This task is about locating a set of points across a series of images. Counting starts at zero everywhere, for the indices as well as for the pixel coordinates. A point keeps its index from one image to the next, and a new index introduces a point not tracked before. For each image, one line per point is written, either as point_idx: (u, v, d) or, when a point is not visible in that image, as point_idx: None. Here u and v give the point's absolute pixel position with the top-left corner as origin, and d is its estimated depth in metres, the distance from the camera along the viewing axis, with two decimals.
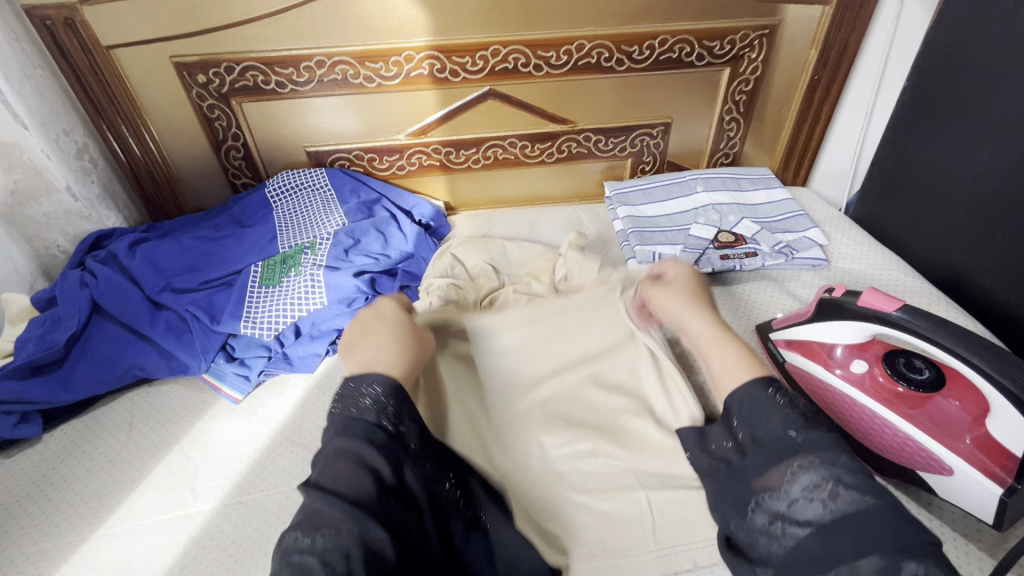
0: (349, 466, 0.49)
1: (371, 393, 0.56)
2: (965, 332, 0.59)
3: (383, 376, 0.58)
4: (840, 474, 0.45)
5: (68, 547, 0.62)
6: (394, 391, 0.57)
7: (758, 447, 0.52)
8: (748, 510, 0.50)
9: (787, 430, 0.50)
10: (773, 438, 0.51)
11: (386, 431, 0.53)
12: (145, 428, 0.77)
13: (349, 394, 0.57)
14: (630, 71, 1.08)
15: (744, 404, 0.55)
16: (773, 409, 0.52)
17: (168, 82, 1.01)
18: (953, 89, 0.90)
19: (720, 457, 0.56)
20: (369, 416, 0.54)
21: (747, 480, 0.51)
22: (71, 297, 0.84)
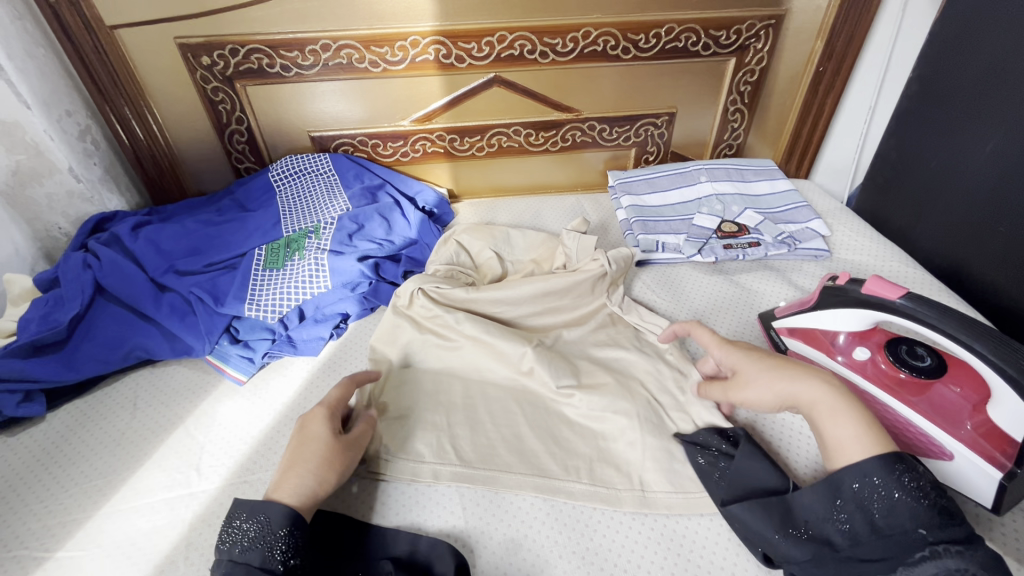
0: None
1: (261, 527, 0.52)
2: (968, 319, 0.59)
3: (279, 503, 0.53)
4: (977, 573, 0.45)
5: (73, 524, 0.63)
6: (292, 521, 0.52)
7: (880, 538, 0.49)
8: None
9: (915, 526, 0.49)
10: (900, 529, 0.49)
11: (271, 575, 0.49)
12: (149, 408, 0.77)
13: (237, 525, 0.53)
14: (636, 59, 1.08)
15: (857, 484, 0.52)
16: (900, 497, 0.50)
17: (172, 64, 1.00)
18: (958, 81, 0.90)
19: (811, 519, 0.52)
20: (254, 557, 0.50)
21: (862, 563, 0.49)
22: (74, 278, 0.84)
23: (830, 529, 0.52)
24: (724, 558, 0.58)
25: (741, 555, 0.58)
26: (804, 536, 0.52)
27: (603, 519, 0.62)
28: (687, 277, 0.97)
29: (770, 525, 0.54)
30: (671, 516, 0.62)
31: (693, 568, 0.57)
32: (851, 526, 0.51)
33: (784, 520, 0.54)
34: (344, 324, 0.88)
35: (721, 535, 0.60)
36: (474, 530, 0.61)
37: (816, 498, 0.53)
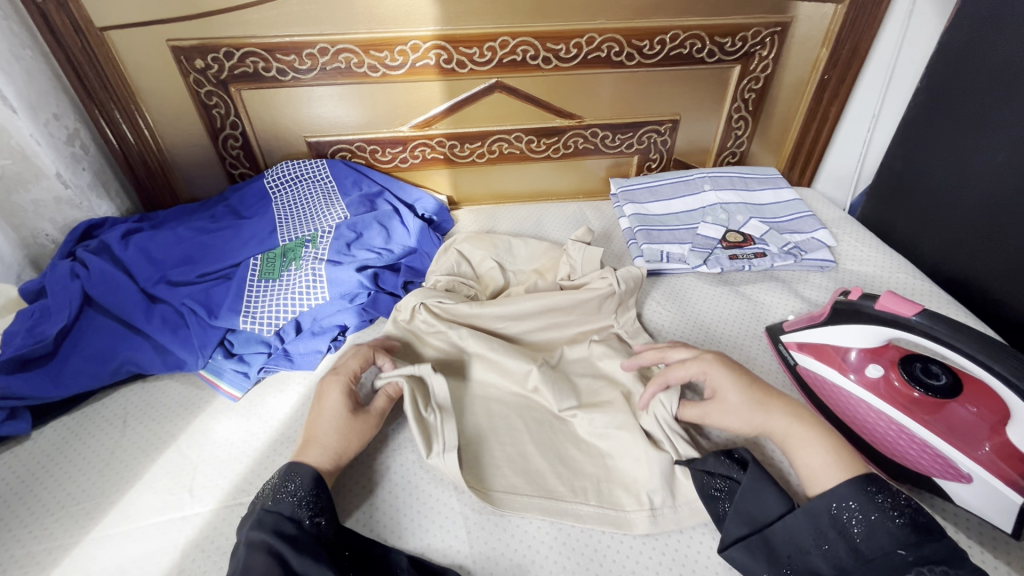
0: (265, 557, 0.50)
1: (288, 485, 0.57)
2: (986, 339, 0.58)
3: (308, 466, 0.58)
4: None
5: (59, 550, 0.60)
6: (314, 483, 0.57)
7: (862, 563, 0.50)
8: None
9: (895, 547, 0.49)
10: (880, 551, 0.50)
11: (298, 524, 0.54)
12: (139, 426, 0.74)
13: (273, 480, 0.58)
14: (639, 66, 1.06)
15: (835, 510, 0.54)
16: (880, 520, 0.51)
17: (165, 66, 0.97)
18: (967, 91, 0.89)
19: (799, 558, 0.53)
20: (284, 509, 0.55)
21: None
22: (61, 289, 0.81)
23: (814, 558, 0.52)
24: None
25: None
26: (791, 570, 0.52)
27: (613, 543, 0.60)
28: (691, 288, 0.95)
29: (761, 564, 0.53)
30: (682, 540, 0.60)
31: None
32: (836, 554, 0.52)
33: (772, 557, 0.54)
34: (342, 336, 0.86)
35: None
36: (479, 556, 0.59)
37: (797, 528, 0.54)
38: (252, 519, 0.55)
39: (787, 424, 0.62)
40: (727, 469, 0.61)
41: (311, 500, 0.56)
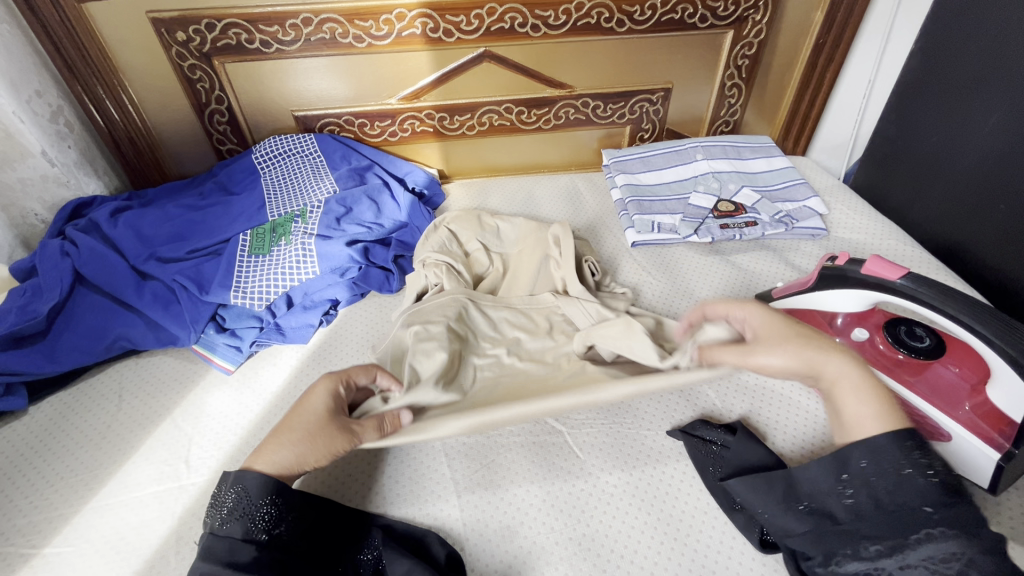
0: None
1: (234, 500, 0.52)
2: (968, 299, 0.58)
3: (250, 473, 0.53)
4: (973, 556, 0.40)
5: (59, 519, 0.61)
6: (263, 489, 0.52)
7: (882, 512, 0.46)
8: (834, 562, 0.47)
9: (922, 504, 0.44)
10: (908, 505, 0.45)
11: (255, 544, 0.50)
12: (136, 399, 0.75)
13: (218, 498, 0.53)
14: (630, 32, 1.05)
15: (864, 454, 0.48)
16: (911, 468, 0.46)
17: (147, 39, 0.96)
18: (962, 52, 0.88)
19: (822, 509, 0.50)
20: (233, 530, 0.50)
21: (856, 540, 0.46)
22: (52, 267, 0.81)
23: (833, 502, 0.49)
24: (723, 544, 0.57)
25: (739, 539, 0.58)
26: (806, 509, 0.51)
27: (600, 506, 0.61)
28: (681, 258, 0.96)
29: (773, 499, 0.53)
30: (669, 501, 0.61)
31: (691, 554, 0.57)
32: (855, 500, 0.48)
33: (789, 495, 0.52)
34: (334, 310, 0.87)
35: (717, 520, 0.59)
36: (469, 520, 0.60)
37: (821, 468, 0.51)
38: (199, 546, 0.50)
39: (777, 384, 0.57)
40: (711, 433, 0.66)
41: (263, 509, 0.51)
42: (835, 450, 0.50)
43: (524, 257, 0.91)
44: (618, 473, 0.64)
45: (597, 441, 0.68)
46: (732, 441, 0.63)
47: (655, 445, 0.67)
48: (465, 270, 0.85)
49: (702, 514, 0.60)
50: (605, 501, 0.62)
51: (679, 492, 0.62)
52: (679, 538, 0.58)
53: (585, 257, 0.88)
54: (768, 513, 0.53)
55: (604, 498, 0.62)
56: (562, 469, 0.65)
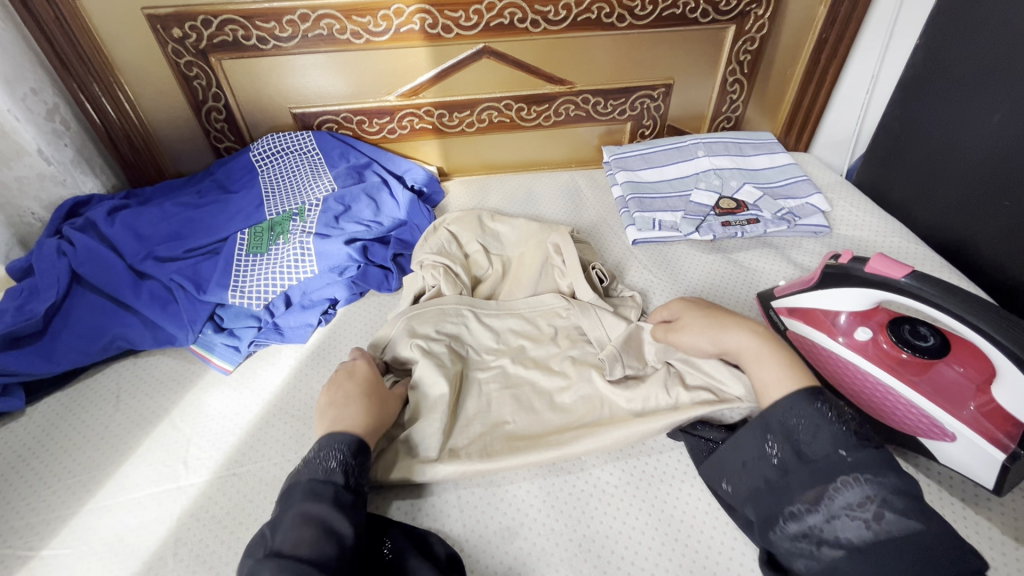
0: (313, 531, 0.48)
1: (335, 456, 0.55)
2: (973, 298, 0.57)
3: (351, 435, 0.57)
4: (886, 495, 0.46)
5: (57, 521, 0.61)
6: (358, 448, 0.56)
7: (805, 465, 0.50)
8: (777, 523, 0.50)
9: (835, 450, 0.50)
10: (823, 455, 0.50)
11: (351, 494, 0.53)
12: (133, 400, 0.74)
13: (314, 454, 0.55)
14: (631, 27, 1.04)
15: (783, 415, 0.53)
16: (823, 422, 0.51)
17: (144, 35, 0.95)
18: (967, 46, 0.87)
19: (755, 474, 0.53)
20: (336, 479, 0.53)
21: (789, 496, 0.50)
22: (48, 267, 0.80)
23: (761, 465, 0.53)
24: (724, 544, 0.57)
25: (740, 541, 0.57)
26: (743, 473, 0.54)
27: (601, 506, 0.61)
28: (682, 256, 0.95)
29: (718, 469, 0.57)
30: (671, 502, 0.61)
31: (692, 557, 0.56)
32: (780, 457, 0.52)
33: (728, 466, 0.56)
34: (333, 309, 0.86)
35: (719, 521, 0.59)
36: (469, 522, 0.60)
37: (746, 435, 0.55)
38: (299, 488, 0.52)
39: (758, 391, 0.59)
40: (711, 432, 0.63)
41: (355, 466, 0.55)
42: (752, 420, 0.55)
43: (523, 260, 0.90)
44: (620, 475, 0.64)
45: None
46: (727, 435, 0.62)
47: (656, 445, 0.66)
48: (463, 272, 0.85)
49: (704, 514, 0.60)
50: (606, 503, 0.61)
51: (680, 494, 0.62)
52: (680, 537, 0.58)
53: (592, 263, 0.86)
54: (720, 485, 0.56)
55: (605, 499, 0.61)
56: (564, 470, 0.64)
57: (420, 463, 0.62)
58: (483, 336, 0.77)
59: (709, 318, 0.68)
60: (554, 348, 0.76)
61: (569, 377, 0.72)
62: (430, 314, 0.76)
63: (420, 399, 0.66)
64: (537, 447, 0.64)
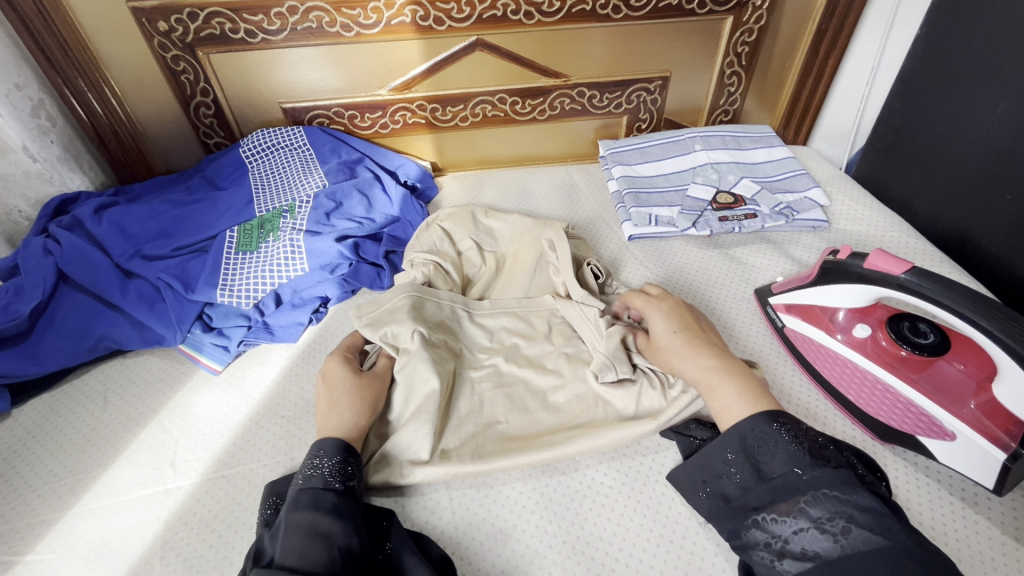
0: (301, 536, 0.47)
1: (316, 463, 0.55)
2: (975, 294, 0.56)
3: (330, 439, 0.57)
4: (851, 511, 0.44)
5: (43, 526, 0.60)
6: (340, 451, 0.56)
7: (764, 484, 0.51)
8: (741, 537, 0.50)
9: (792, 467, 0.50)
10: (786, 474, 0.49)
11: (336, 493, 0.52)
12: (121, 401, 0.73)
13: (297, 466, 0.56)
14: (627, 19, 1.02)
15: (745, 436, 0.54)
16: (782, 442, 0.52)
17: (129, 29, 0.93)
18: (969, 36, 0.85)
19: (718, 494, 0.55)
20: (315, 482, 0.53)
21: (747, 514, 0.50)
22: (34, 266, 0.79)
23: (725, 482, 0.54)
24: (719, 545, 0.56)
25: None
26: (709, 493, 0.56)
27: (594, 506, 0.60)
28: (678, 251, 0.93)
29: (685, 484, 0.58)
30: (665, 503, 0.60)
31: (686, 562, 0.55)
32: (741, 477, 0.53)
33: (694, 482, 0.58)
34: (324, 308, 0.85)
35: None
36: (460, 524, 0.59)
37: (711, 454, 0.56)
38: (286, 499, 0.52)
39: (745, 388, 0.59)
40: (703, 431, 0.63)
41: (338, 468, 0.55)
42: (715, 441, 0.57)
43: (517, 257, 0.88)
44: (614, 475, 0.63)
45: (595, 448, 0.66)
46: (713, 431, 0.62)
47: (651, 444, 0.66)
48: (454, 269, 0.83)
49: (701, 515, 0.59)
50: (600, 504, 0.60)
51: (675, 494, 0.61)
52: (675, 539, 0.57)
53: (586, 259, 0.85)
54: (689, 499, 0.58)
55: (599, 500, 0.60)
56: (557, 471, 0.63)
57: (411, 464, 0.61)
58: (476, 335, 0.76)
59: (681, 341, 0.67)
60: (548, 346, 0.75)
61: (563, 375, 0.71)
62: (430, 305, 0.75)
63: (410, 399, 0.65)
64: (530, 448, 0.63)
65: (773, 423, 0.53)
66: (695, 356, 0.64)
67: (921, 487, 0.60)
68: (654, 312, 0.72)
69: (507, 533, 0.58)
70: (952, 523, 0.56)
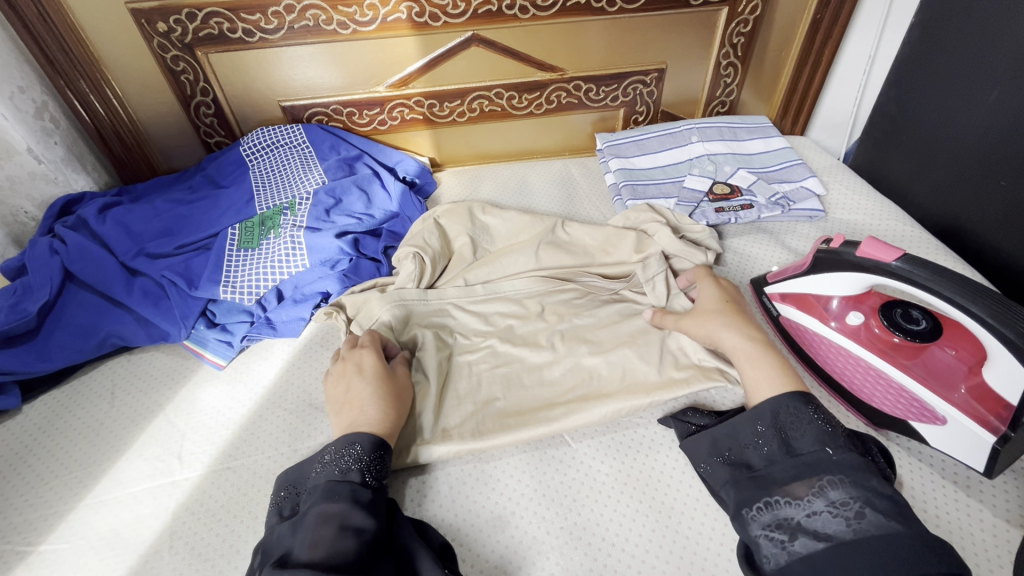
0: (331, 530, 0.48)
1: (350, 454, 0.55)
2: (965, 280, 0.57)
3: (365, 433, 0.57)
4: (869, 497, 0.46)
5: (54, 517, 0.62)
6: (375, 447, 0.56)
7: (792, 459, 0.52)
8: (752, 509, 0.50)
9: (823, 448, 0.51)
10: (816, 456, 0.51)
11: (370, 489, 0.53)
12: (128, 396, 0.75)
13: (327, 458, 0.55)
14: (622, 12, 1.02)
15: (779, 411, 0.56)
16: (814, 424, 0.53)
17: (128, 30, 0.94)
18: (964, 23, 0.85)
19: (738, 464, 0.55)
20: (352, 476, 0.53)
21: (767, 485, 0.51)
22: (41, 265, 0.81)
23: (750, 453, 0.55)
24: (712, 531, 0.57)
25: (730, 527, 0.57)
26: (729, 461, 0.56)
27: (592, 495, 0.61)
28: None
29: (703, 453, 0.58)
30: (660, 489, 0.61)
31: (680, 550, 0.56)
32: (767, 450, 0.54)
33: (714, 448, 0.58)
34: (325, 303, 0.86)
35: (709, 508, 0.59)
36: (460, 512, 0.60)
37: (741, 426, 0.57)
38: (317, 491, 0.52)
39: (760, 375, 0.60)
40: (700, 418, 0.65)
41: (374, 464, 0.55)
42: (748, 412, 0.57)
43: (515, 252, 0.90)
44: (611, 465, 0.64)
45: (588, 429, 0.67)
46: (711, 419, 0.64)
47: (646, 433, 0.67)
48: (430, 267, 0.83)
49: (695, 502, 0.60)
50: (598, 492, 0.61)
51: (670, 481, 0.62)
52: (671, 526, 0.58)
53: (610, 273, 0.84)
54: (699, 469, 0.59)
55: (596, 487, 0.62)
56: (555, 460, 0.64)
57: (411, 454, 0.62)
58: (471, 320, 0.78)
59: (726, 311, 0.69)
60: (542, 325, 0.77)
61: (556, 353, 0.73)
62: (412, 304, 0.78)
63: (425, 390, 0.68)
64: (527, 423, 0.65)
65: (812, 404, 0.55)
66: (734, 330, 0.66)
67: (913, 471, 0.61)
68: (710, 283, 0.75)
69: (505, 521, 0.59)
70: (942, 506, 0.57)
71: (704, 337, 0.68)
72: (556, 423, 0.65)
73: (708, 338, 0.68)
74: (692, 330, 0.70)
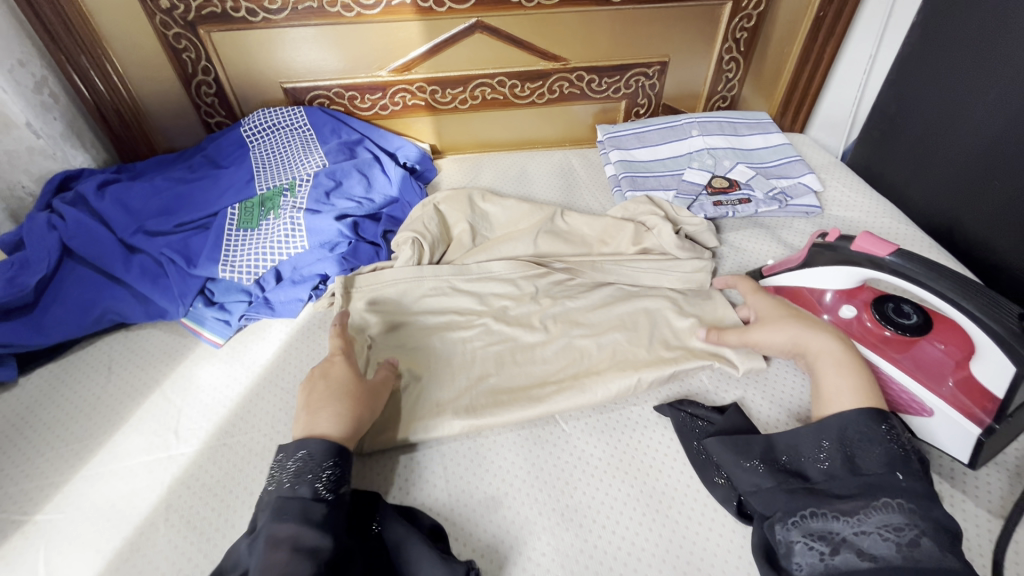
0: (284, 552, 0.44)
1: (302, 463, 0.52)
2: (955, 274, 0.58)
3: (318, 440, 0.54)
4: (926, 526, 0.44)
5: (50, 488, 0.62)
6: (329, 455, 0.53)
7: (853, 477, 0.50)
8: (796, 515, 0.49)
9: (892, 471, 0.49)
10: (880, 476, 0.49)
11: (324, 503, 0.50)
12: (125, 372, 0.75)
13: (278, 467, 0.52)
14: (626, 3, 1.02)
15: (847, 429, 0.53)
16: (885, 445, 0.51)
17: (130, 7, 0.93)
18: (965, 24, 0.85)
19: (794, 471, 0.54)
20: (303, 491, 0.50)
21: (820, 495, 0.49)
22: (39, 240, 0.81)
23: (809, 466, 0.53)
24: (703, 517, 0.58)
25: (720, 512, 0.58)
26: (783, 467, 0.54)
27: (584, 478, 0.62)
28: None
29: (751, 453, 0.56)
30: (653, 475, 0.62)
31: (672, 536, 0.57)
32: (829, 464, 0.52)
33: (768, 452, 0.56)
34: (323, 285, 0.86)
35: (700, 492, 0.60)
36: (454, 491, 0.61)
37: (805, 436, 0.55)
38: (267, 509, 0.49)
39: (842, 383, 0.58)
40: (698, 408, 0.67)
41: (328, 472, 0.52)
42: (814, 426, 0.56)
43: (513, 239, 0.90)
44: (602, 449, 0.64)
45: (581, 413, 0.68)
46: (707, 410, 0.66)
47: (639, 417, 0.67)
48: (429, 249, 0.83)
49: (687, 489, 0.61)
50: (589, 474, 0.62)
51: (663, 467, 0.62)
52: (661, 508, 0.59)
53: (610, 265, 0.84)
54: (737, 464, 0.56)
55: (587, 469, 0.63)
56: (548, 442, 0.65)
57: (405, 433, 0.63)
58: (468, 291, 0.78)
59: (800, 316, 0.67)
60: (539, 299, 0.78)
61: (550, 337, 0.74)
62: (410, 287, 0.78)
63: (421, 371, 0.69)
64: (522, 407, 0.66)
65: (886, 425, 0.52)
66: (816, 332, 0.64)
67: None
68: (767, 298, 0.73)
69: (499, 501, 0.60)
70: None
71: (789, 342, 0.65)
72: (549, 406, 0.66)
73: (794, 343, 0.65)
74: (771, 338, 0.67)
